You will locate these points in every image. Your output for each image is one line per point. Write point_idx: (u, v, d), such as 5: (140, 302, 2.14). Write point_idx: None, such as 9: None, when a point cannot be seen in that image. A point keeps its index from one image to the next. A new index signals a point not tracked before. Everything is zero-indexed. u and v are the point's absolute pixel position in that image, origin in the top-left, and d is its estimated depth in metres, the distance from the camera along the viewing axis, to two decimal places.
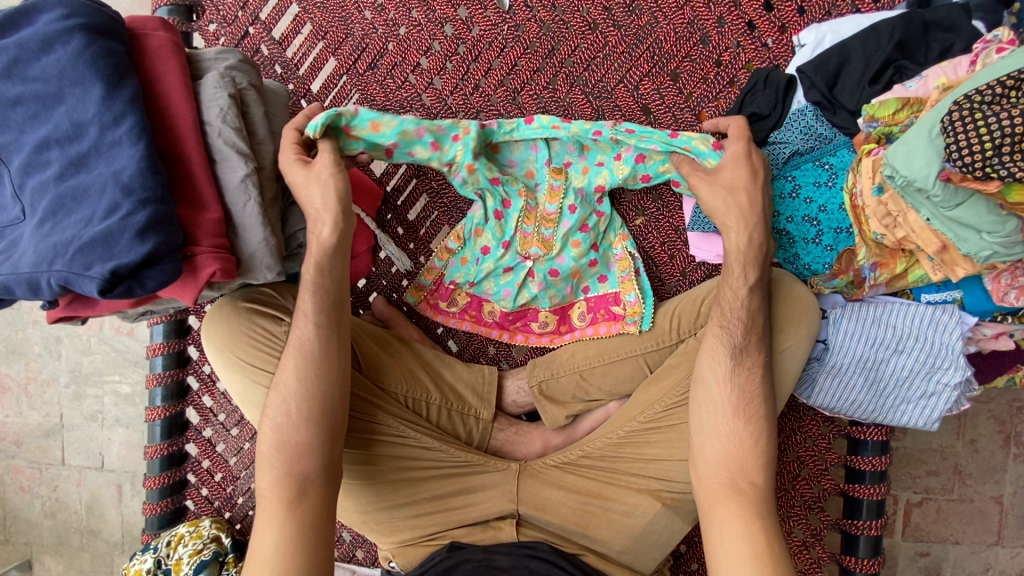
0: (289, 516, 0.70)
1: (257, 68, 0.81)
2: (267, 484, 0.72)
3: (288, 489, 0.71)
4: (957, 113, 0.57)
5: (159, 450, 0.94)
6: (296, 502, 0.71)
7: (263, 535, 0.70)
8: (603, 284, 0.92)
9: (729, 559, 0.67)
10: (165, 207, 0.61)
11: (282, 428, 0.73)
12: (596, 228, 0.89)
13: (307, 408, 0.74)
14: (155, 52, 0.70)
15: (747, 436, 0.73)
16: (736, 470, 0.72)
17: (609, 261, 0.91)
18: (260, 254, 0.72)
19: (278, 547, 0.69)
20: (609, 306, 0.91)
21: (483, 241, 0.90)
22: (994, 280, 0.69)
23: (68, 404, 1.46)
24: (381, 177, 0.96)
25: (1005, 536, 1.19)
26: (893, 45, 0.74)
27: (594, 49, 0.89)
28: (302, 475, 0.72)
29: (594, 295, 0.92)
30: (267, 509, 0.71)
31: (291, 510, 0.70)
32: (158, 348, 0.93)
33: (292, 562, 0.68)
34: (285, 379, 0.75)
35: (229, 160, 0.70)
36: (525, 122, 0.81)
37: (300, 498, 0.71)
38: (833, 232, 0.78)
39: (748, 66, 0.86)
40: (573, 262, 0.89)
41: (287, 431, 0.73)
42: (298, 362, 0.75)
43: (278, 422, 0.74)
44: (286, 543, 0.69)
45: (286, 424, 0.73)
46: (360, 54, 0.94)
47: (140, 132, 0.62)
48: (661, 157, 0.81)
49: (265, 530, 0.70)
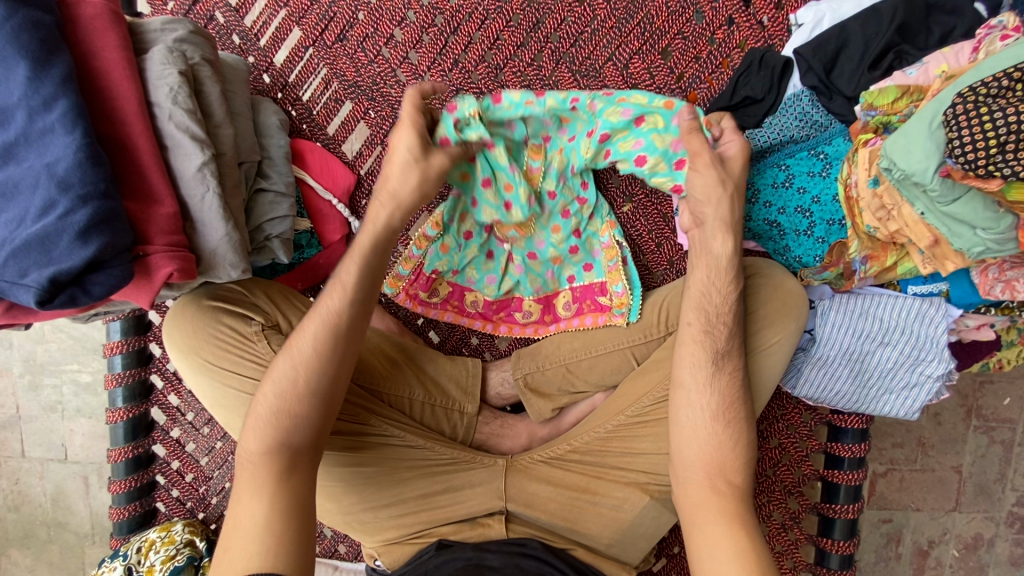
0: (279, 487, 0.67)
1: (211, 41, 0.74)
2: (255, 449, 0.69)
3: (278, 459, 0.68)
4: (961, 106, 0.55)
5: (123, 453, 0.90)
6: (283, 477, 0.68)
7: (249, 507, 0.66)
8: (589, 273, 0.89)
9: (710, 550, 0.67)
10: (111, 203, 0.55)
11: (279, 397, 0.70)
12: (582, 214, 0.85)
13: (319, 380, 0.70)
14: (89, 22, 0.61)
15: (727, 440, 0.73)
16: (715, 468, 0.72)
17: (592, 248, 0.88)
18: (223, 251, 0.66)
19: (267, 522, 0.64)
20: (595, 297, 0.89)
21: (471, 222, 0.85)
22: (981, 274, 0.69)
23: (24, 395, 1.38)
24: (353, 159, 0.89)
25: (963, 502, 1.25)
26: (895, 28, 0.71)
27: (581, 23, 0.83)
28: (293, 443, 0.69)
29: (580, 285, 0.90)
30: (245, 478, 0.68)
31: (279, 483, 0.67)
32: (116, 347, 0.87)
33: (280, 545, 0.63)
34: (299, 345, 0.71)
35: (182, 147, 0.64)
36: (494, 103, 0.72)
37: (291, 470, 0.68)
38: (825, 224, 0.76)
39: (742, 45, 0.82)
40: (553, 249, 0.86)
41: (292, 400, 0.69)
42: (319, 331, 0.71)
43: (284, 387, 0.70)
44: (274, 520, 0.65)
45: (291, 391, 0.70)
46: (328, 25, 0.86)
47: (76, 117, 0.55)
48: (628, 130, 0.76)
49: (254, 500, 0.66)
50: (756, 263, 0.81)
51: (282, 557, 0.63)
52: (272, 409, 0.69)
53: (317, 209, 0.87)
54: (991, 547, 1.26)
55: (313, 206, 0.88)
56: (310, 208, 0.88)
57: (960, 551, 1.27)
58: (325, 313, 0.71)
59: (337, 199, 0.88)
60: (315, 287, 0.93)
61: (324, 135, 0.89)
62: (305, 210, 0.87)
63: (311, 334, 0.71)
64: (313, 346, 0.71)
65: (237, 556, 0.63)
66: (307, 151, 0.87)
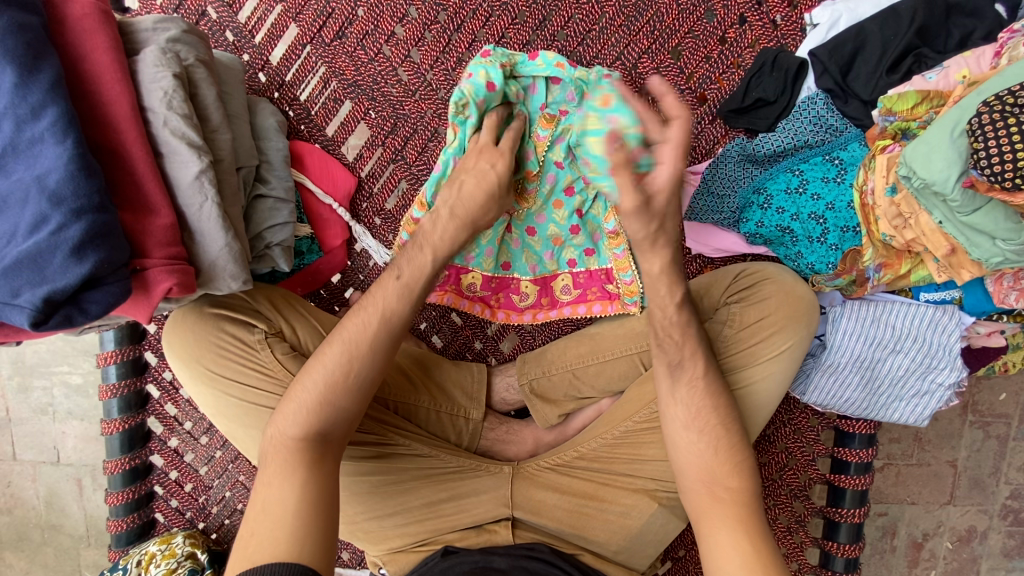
0: (310, 475, 0.62)
1: (205, 40, 0.71)
2: (291, 433, 0.64)
3: (311, 447, 0.63)
4: (987, 115, 0.54)
5: (120, 465, 0.87)
6: (315, 465, 0.63)
7: (270, 504, 0.61)
8: (591, 259, 0.87)
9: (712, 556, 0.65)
10: (106, 216, 0.52)
11: (330, 385, 0.65)
12: (586, 195, 0.83)
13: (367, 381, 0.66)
14: (77, 23, 0.58)
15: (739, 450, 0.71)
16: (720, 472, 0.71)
17: (593, 231, 0.86)
18: (223, 261, 0.64)
19: (298, 511, 0.60)
20: (601, 284, 0.88)
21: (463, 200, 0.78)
22: (995, 282, 0.69)
23: (14, 397, 1.35)
24: (354, 161, 0.86)
25: (957, 495, 1.25)
26: (914, 31, 0.69)
27: (589, 20, 0.81)
28: (328, 431, 0.65)
29: (583, 272, 0.88)
30: (274, 462, 0.63)
31: (311, 470, 0.63)
32: (109, 357, 0.85)
33: (310, 532, 0.59)
34: (354, 335, 0.66)
35: (179, 155, 0.61)
36: (529, 59, 0.74)
37: (321, 460, 0.64)
38: (839, 231, 0.73)
39: (754, 45, 0.80)
40: (552, 225, 0.85)
41: (339, 393, 0.65)
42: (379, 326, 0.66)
43: (333, 378, 0.65)
44: (305, 504, 0.61)
45: (341, 384, 0.65)
46: (325, 21, 0.82)
47: (67, 126, 0.52)
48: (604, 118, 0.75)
49: (282, 486, 0.61)
50: (766, 266, 0.78)
51: (310, 546, 0.58)
52: (316, 398, 0.65)
53: (317, 214, 0.85)
54: (983, 539, 1.28)
55: (313, 211, 0.85)
56: (310, 213, 0.85)
57: (954, 543, 1.28)
58: (380, 303, 0.67)
59: (337, 203, 0.85)
60: (314, 293, 0.90)
61: (322, 135, 0.86)
62: (304, 215, 0.85)
63: (368, 327, 0.67)
64: (368, 335, 0.66)
65: (263, 543, 0.58)
66: (306, 153, 0.84)
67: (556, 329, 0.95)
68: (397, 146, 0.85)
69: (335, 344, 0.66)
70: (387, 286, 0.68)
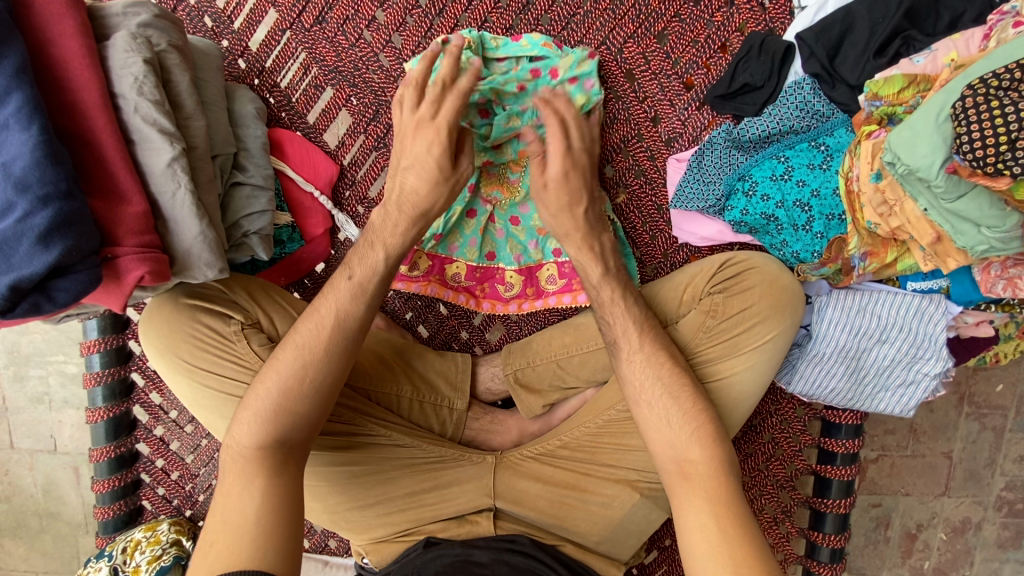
0: (271, 481, 0.63)
1: (179, 26, 0.70)
2: (248, 443, 0.64)
3: (270, 456, 0.64)
4: (971, 98, 0.52)
5: (105, 453, 0.88)
6: (276, 473, 0.64)
7: (242, 498, 0.62)
8: None
9: (684, 542, 0.63)
10: (73, 204, 0.52)
11: (295, 376, 0.66)
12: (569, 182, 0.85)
13: (322, 374, 0.67)
14: (43, 7, 0.57)
15: None
16: None
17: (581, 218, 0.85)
18: (197, 250, 0.63)
19: (259, 518, 0.61)
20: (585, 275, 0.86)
21: None
22: (983, 271, 0.67)
23: (9, 386, 1.35)
24: (336, 149, 0.86)
25: (952, 487, 1.24)
26: (903, 13, 0.68)
27: (573, 4, 0.79)
28: (287, 439, 0.65)
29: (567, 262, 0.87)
30: (234, 472, 0.63)
31: (271, 480, 0.63)
32: (93, 346, 0.85)
33: (272, 538, 0.60)
34: (312, 331, 0.67)
35: (151, 142, 0.61)
36: (512, 41, 0.78)
37: (283, 466, 0.64)
38: (825, 218, 0.72)
39: (741, 28, 0.78)
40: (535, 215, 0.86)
41: (294, 400, 0.66)
42: (332, 332, 0.67)
43: (288, 385, 0.66)
44: (265, 513, 0.61)
45: (295, 391, 0.66)
46: (305, 6, 0.81)
47: (32, 112, 0.51)
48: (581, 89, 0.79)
49: (240, 498, 0.62)
50: (746, 256, 0.77)
51: (271, 551, 0.59)
52: (271, 406, 0.65)
53: (298, 202, 0.84)
54: (978, 530, 1.27)
55: (293, 198, 0.84)
56: (290, 201, 0.84)
57: (948, 534, 1.27)
58: (336, 307, 0.68)
59: (318, 191, 0.85)
60: (299, 282, 0.90)
61: (303, 123, 0.85)
62: (285, 203, 0.84)
63: (321, 333, 0.68)
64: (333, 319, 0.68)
65: (225, 551, 0.59)
66: (287, 141, 0.83)
67: (543, 318, 0.93)
68: (379, 134, 0.84)
69: (287, 346, 0.68)
70: (337, 286, 0.69)
